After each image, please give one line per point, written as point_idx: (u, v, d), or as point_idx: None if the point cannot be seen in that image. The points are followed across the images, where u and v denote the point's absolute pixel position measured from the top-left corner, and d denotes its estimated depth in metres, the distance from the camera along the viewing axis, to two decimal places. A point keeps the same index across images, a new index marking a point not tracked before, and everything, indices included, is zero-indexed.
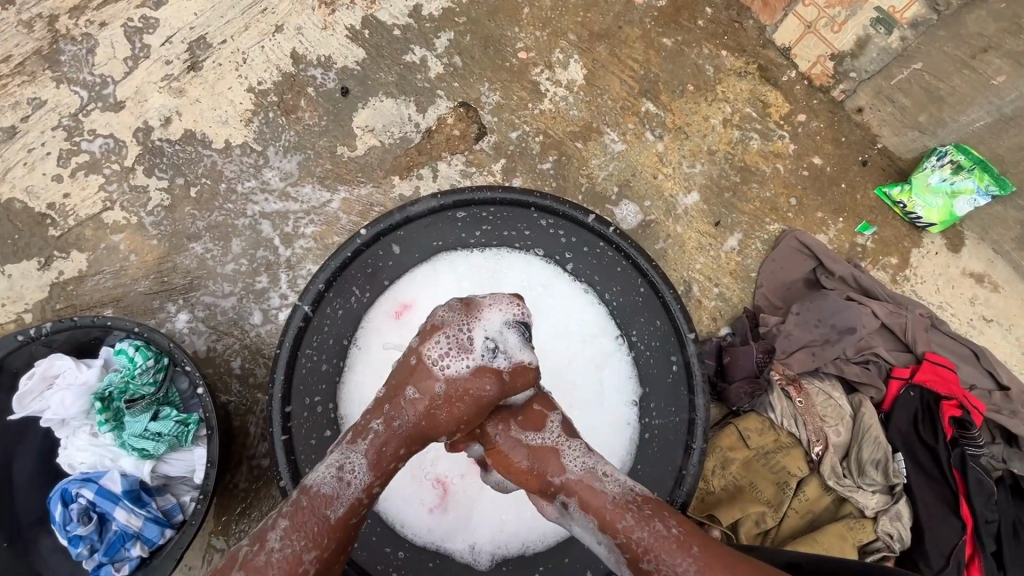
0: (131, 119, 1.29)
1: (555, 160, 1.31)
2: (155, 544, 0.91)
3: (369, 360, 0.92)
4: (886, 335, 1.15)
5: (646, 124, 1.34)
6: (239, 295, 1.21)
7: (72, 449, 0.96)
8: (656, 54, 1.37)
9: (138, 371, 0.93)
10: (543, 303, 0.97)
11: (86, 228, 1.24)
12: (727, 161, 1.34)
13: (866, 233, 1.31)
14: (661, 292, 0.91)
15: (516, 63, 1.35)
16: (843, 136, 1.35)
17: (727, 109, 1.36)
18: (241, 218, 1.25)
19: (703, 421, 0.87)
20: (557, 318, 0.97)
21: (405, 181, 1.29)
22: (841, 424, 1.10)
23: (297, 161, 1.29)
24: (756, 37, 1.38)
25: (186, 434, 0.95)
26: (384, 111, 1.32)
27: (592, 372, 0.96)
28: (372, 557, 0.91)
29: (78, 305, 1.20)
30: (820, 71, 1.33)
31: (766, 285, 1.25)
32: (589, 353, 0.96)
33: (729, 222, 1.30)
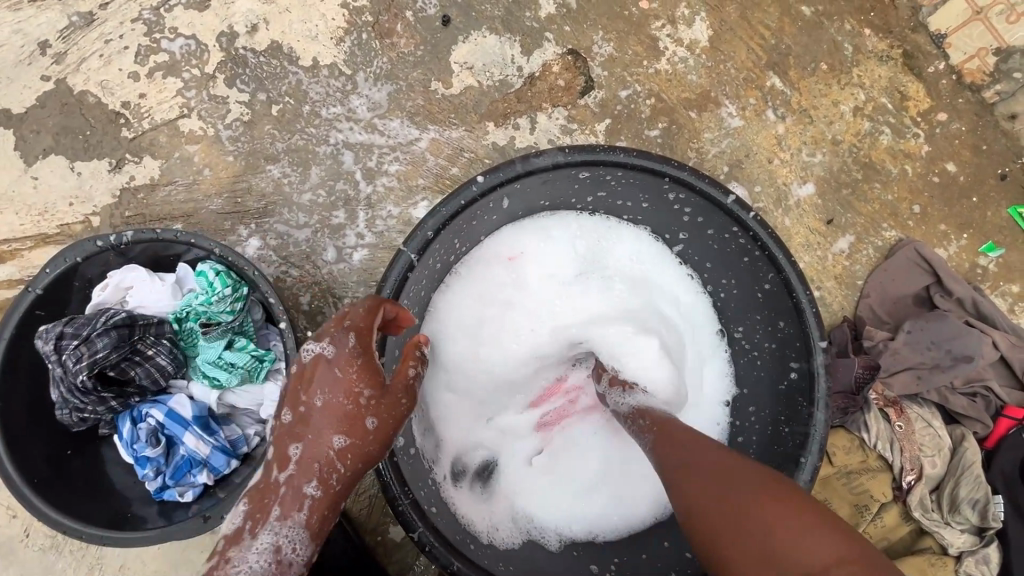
0: (215, 20, 1.19)
1: (664, 128, 1.20)
2: (222, 474, 0.88)
3: (466, 306, 0.92)
4: (1002, 369, 1.06)
5: (769, 100, 1.21)
6: (314, 227, 1.14)
7: None
8: (792, 23, 1.23)
9: (215, 298, 0.87)
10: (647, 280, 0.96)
11: (161, 133, 1.17)
12: (850, 154, 1.21)
13: (991, 255, 1.20)
14: (794, 293, 0.79)
15: (636, 13, 1.22)
16: (985, 144, 1.21)
17: (861, 96, 1.22)
18: (323, 145, 1.17)
19: (820, 437, 0.76)
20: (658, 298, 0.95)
21: (500, 129, 1.19)
22: (939, 455, 1.02)
23: (387, 91, 1.19)
24: (908, 17, 1.23)
25: (259, 370, 0.91)
26: (486, 48, 1.21)
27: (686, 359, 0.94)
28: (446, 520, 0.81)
29: (148, 215, 1.14)
30: (977, 66, 1.20)
31: (873, 296, 1.15)
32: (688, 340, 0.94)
33: (843, 221, 1.19)
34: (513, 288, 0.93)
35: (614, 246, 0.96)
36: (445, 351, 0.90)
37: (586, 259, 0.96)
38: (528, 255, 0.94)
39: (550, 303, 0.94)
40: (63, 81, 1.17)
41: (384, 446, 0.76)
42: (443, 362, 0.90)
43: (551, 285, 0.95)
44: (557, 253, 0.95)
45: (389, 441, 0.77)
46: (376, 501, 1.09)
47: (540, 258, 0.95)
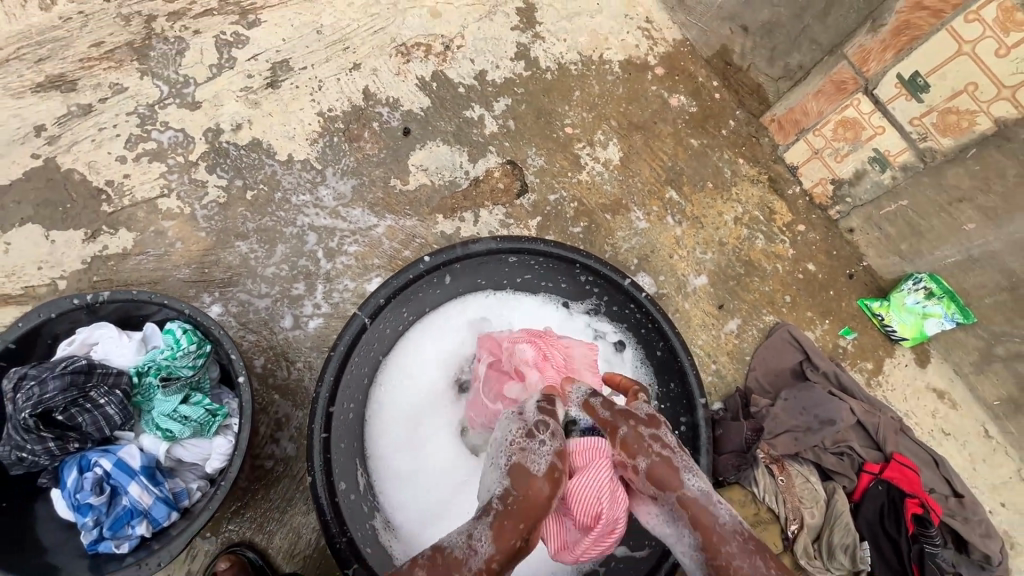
0: (204, 119, 1.38)
1: (585, 226, 1.45)
2: (160, 526, 0.91)
3: (409, 365, 1.07)
4: (861, 432, 1.27)
5: (668, 208, 1.50)
6: (274, 297, 1.26)
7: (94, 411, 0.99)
8: (684, 151, 1.56)
9: (179, 353, 0.96)
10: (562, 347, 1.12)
11: (139, 209, 1.29)
12: (734, 254, 1.49)
13: (848, 337, 1.47)
14: (679, 358, 0.99)
15: (562, 136, 1.52)
16: (834, 250, 1.53)
17: (739, 208, 1.54)
18: (290, 227, 1.33)
19: (704, 480, 0.93)
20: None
21: (448, 220, 1.40)
22: (817, 507, 1.19)
23: (352, 185, 1.39)
24: (769, 153, 1.58)
25: (211, 424, 0.98)
26: (439, 154, 1.45)
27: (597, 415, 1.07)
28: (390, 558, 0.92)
29: (115, 281, 1.23)
30: (821, 190, 1.53)
31: (758, 369, 1.37)
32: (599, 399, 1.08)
33: (731, 307, 1.44)
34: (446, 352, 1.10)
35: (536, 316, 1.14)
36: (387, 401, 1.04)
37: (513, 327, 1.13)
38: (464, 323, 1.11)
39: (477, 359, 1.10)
40: (53, 160, 1.30)
41: (328, 488, 0.84)
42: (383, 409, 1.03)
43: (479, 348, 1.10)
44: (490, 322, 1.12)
45: (332, 485, 0.86)
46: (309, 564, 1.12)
47: (474, 324, 1.11)
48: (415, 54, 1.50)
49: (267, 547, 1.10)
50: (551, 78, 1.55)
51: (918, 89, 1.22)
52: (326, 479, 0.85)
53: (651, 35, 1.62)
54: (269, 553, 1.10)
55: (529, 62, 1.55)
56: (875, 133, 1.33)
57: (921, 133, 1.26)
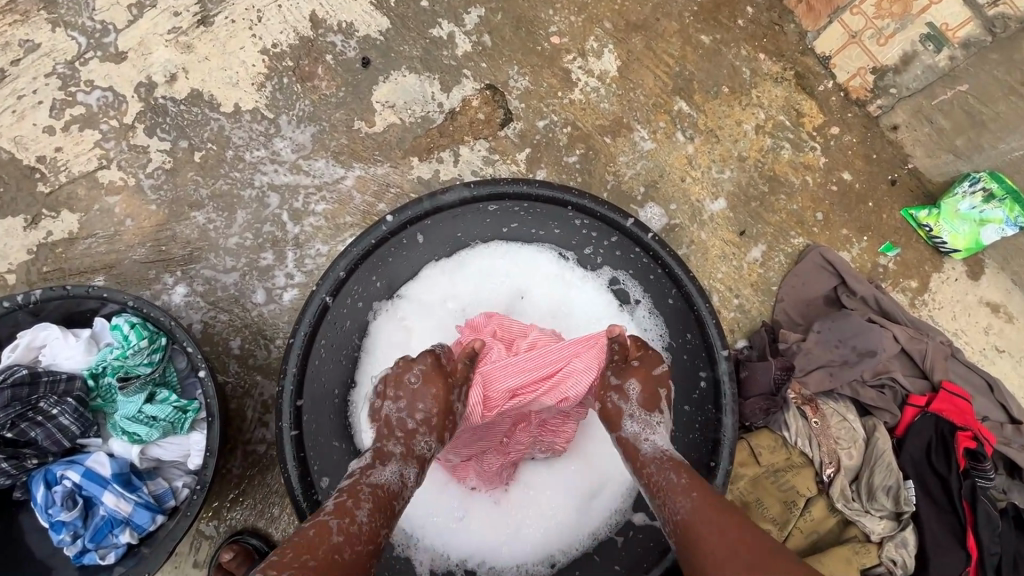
0: (134, 72, 1.20)
1: (582, 154, 1.26)
2: (146, 531, 0.86)
3: (397, 330, 0.92)
4: (904, 360, 1.14)
5: (678, 123, 1.29)
6: (242, 271, 1.15)
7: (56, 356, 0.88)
8: (694, 51, 1.32)
9: (130, 351, 0.86)
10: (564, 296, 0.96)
11: (79, 186, 1.15)
12: (756, 169, 1.30)
13: (889, 254, 1.29)
14: (695, 305, 0.86)
15: (548, 47, 1.29)
16: (874, 153, 1.32)
17: (761, 114, 1.32)
18: (248, 189, 1.18)
19: (730, 441, 0.82)
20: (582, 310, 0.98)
21: (425, 163, 1.22)
22: (854, 447, 1.08)
23: (311, 133, 1.21)
24: (796, 42, 1.33)
25: (182, 421, 0.90)
26: (406, 86, 1.25)
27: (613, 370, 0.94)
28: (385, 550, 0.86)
29: (67, 270, 1.12)
30: (859, 83, 1.29)
31: (787, 300, 1.22)
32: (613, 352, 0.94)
33: (754, 232, 1.27)
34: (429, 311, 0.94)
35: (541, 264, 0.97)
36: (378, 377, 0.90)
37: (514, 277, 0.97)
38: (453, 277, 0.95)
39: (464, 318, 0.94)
40: None
41: (307, 488, 0.77)
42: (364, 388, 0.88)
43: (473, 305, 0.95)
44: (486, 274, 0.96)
45: (312, 482, 0.79)
46: None
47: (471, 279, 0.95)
48: None
49: (271, 532, 1.06)
50: None
51: None
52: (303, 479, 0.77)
53: None
54: (275, 538, 1.06)
55: None
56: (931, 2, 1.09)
57: None
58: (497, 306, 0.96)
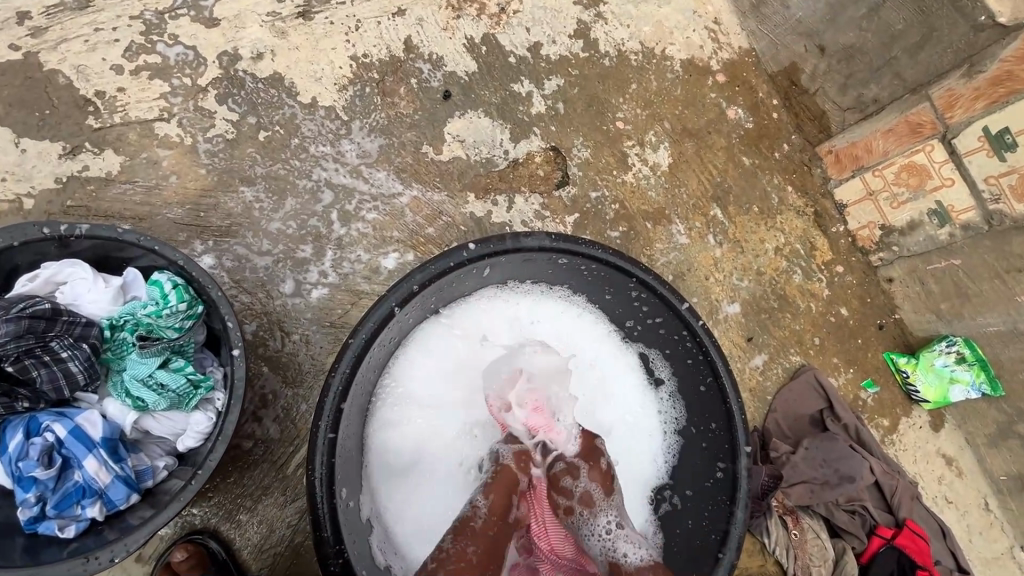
0: (221, 39, 1.19)
1: (623, 232, 1.34)
2: (115, 509, 0.77)
3: (432, 354, 0.96)
4: (876, 492, 1.22)
5: (711, 227, 1.40)
6: (276, 257, 1.12)
7: (78, 288, 0.82)
8: (735, 168, 1.46)
9: (166, 311, 0.81)
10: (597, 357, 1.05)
11: (131, 130, 1.11)
12: (770, 286, 1.41)
13: (869, 389, 1.41)
14: (728, 398, 0.90)
15: (612, 130, 1.39)
16: (868, 297, 1.47)
17: (781, 238, 1.45)
18: (303, 179, 1.17)
19: (737, 536, 0.84)
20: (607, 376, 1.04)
21: (480, 202, 1.26)
22: (824, 566, 1.13)
23: (379, 144, 1.24)
24: (820, 185, 1.50)
25: (191, 397, 0.83)
26: (478, 127, 1.31)
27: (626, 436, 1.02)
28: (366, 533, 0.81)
29: (93, 210, 1.07)
30: (867, 234, 1.45)
31: (779, 412, 1.30)
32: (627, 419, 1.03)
33: (760, 341, 1.37)
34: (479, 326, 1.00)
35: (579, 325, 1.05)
36: (399, 399, 0.92)
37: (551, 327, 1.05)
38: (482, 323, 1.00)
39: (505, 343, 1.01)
40: (35, 55, 1.11)
41: (329, 487, 0.74)
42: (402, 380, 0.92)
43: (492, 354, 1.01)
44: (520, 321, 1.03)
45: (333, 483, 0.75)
46: (279, 561, 0.99)
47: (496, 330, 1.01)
48: (467, 10, 1.34)
49: (234, 538, 0.97)
50: (609, 64, 1.42)
51: (1003, 146, 1.16)
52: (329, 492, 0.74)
53: (718, 38, 1.49)
54: (236, 545, 0.97)
55: (588, 42, 1.41)
56: (943, 184, 1.27)
57: (994, 193, 1.21)
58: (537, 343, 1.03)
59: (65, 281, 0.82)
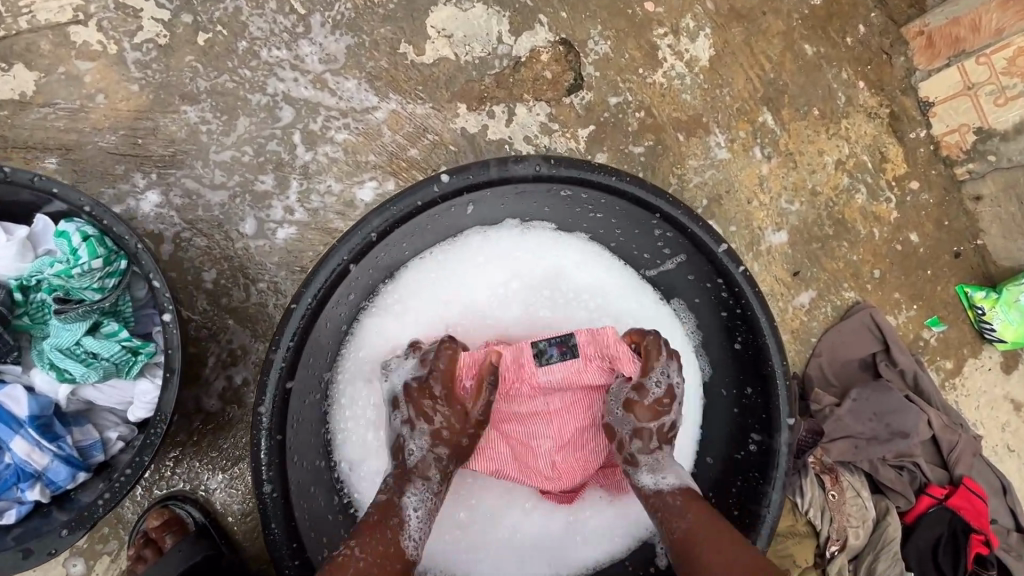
0: None
1: (650, 146, 1.10)
2: (62, 490, 0.70)
3: (430, 281, 0.81)
4: (930, 446, 1.08)
5: (758, 137, 1.15)
6: (232, 191, 0.95)
7: None
8: (793, 60, 1.17)
9: (77, 269, 0.67)
10: (627, 305, 0.83)
11: (42, 38, 0.91)
12: (826, 208, 1.18)
13: (934, 329, 1.21)
14: (769, 361, 0.73)
15: (639, 13, 1.11)
16: (947, 219, 1.22)
17: (845, 149, 1.19)
18: (256, 93, 0.97)
19: (770, 524, 0.71)
20: (644, 327, 0.83)
21: (472, 114, 1.04)
22: (863, 527, 1.01)
23: (346, 44, 1.00)
24: (901, 78, 1.20)
25: (130, 365, 0.72)
26: (470, 17, 1.05)
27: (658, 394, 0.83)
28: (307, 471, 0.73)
29: (11, 140, 0.90)
30: (955, 140, 1.18)
31: (824, 356, 1.13)
32: (659, 382, 0.82)
33: (808, 275, 1.16)
34: (489, 249, 0.81)
35: (603, 264, 0.83)
36: (383, 328, 0.79)
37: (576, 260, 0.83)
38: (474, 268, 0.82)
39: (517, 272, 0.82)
40: None
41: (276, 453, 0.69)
42: (388, 306, 0.79)
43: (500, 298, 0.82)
44: (547, 242, 0.82)
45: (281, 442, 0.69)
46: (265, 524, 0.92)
47: (488, 278, 0.82)
48: None
49: (211, 502, 0.90)
50: None
51: None
52: (280, 481, 0.69)
53: None
54: (214, 509, 0.90)
55: None
56: None
57: None
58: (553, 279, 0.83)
59: None
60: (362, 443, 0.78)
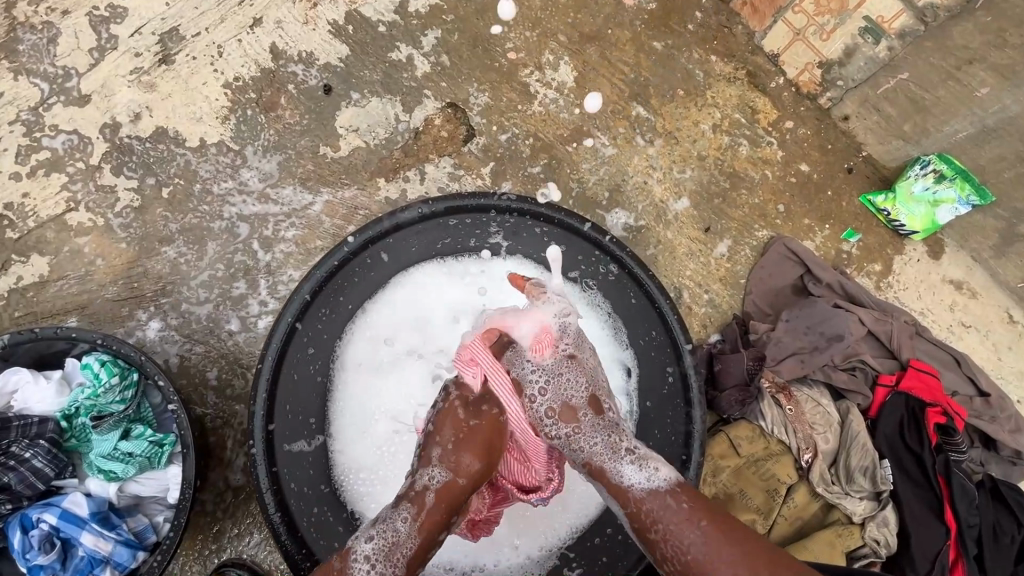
0: (98, 114, 1.21)
1: (545, 164, 1.29)
2: (128, 569, 0.85)
3: (379, 325, 0.96)
4: (872, 342, 1.17)
5: (637, 128, 1.33)
6: (215, 301, 1.15)
7: (25, 390, 0.88)
8: (647, 57, 1.35)
9: (101, 389, 0.86)
10: (542, 298, 1.00)
11: (48, 230, 1.16)
12: (716, 167, 1.33)
13: (851, 240, 1.33)
14: (657, 303, 0.91)
15: (505, 63, 1.32)
16: (829, 143, 1.35)
17: (717, 114, 1.35)
18: (217, 221, 1.19)
19: (700, 433, 0.88)
20: None
21: (391, 183, 1.25)
22: (829, 431, 1.11)
23: (277, 162, 1.23)
24: (745, 43, 1.36)
25: (159, 455, 0.90)
26: (370, 110, 1.27)
27: (589, 361, 0.98)
28: (310, 498, 0.88)
29: (39, 313, 1.13)
30: (808, 78, 1.33)
31: (755, 292, 1.26)
32: None
33: (719, 228, 1.30)
34: (417, 286, 0.98)
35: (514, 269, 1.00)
36: (350, 375, 0.94)
37: (492, 273, 1.00)
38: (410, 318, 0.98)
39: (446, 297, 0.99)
40: None
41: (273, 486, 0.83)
42: (347, 358, 0.94)
43: (445, 324, 0.98)
44: (464, 268, 0.99)
45: (277, 473, 0.84)
46: None
47: (425, 312, 0.98)
48: None
49: (260, 561, 1.06)
50: None
51: None
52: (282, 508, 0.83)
53: None
54: (263, 567, 1.06)
55: None
56: None
57: None
58: (477, 294, 0.99)
59: (13, 384, 0.88)
60: (359, 469, 0.92)
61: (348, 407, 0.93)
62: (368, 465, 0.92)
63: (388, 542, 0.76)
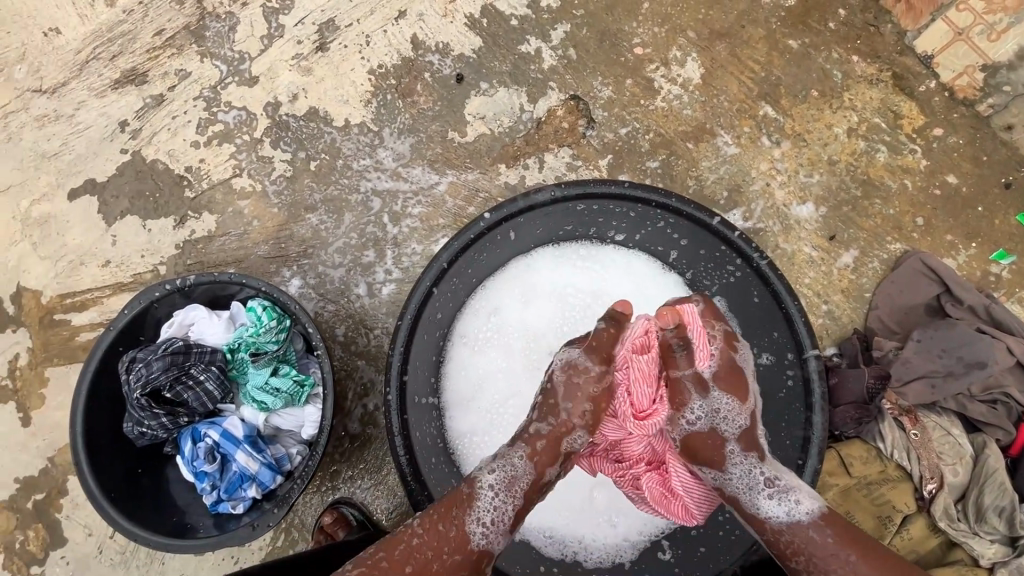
0: (263, 93, 1.37)
1: (664, 159, 1.29)
2: (268, 488, 0.98)
3: (498, 298, 1.02)
4: (1020, 374, 1.07)
5: (763, 128, 1.29)
6: (347, 266, 1.27)
7: (200, 323, 1.02)
8: (780, 56, 1.30)
9: (262, 329, 0.99)
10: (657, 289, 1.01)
11: (217, 192, 1.34)
12: (848, 173, 1.26)
13: (1002, 262, 1.21)
14: (784, 303, 0.90)
15: (631, 58, 1.33)
16: (984, 155, 1.24)
17: (854, 117, 1.27)
18: (354, 194, 1.31)
19: (819, 440, 0.87)
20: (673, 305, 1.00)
21: (512, 170, 1.31)
22: (960, 464, 1.03)
23: (410, 143, 1.33)
24: (894, 42, 1.27)
25: (300, 394, 1.02)
26: (497, 99, 1.34)
27: None
28: (426, 449, 0.95)
29: (206, 263, 1.31)
30: (966, 82, 1.23)
31: (882, 308, 1.18)
32: None
33: (845, 237, 1.24)
34: (537, 265, 1.02)
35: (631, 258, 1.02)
36: (469, 342, 1.01)
37: (609, 260, 1.02)
38: (525, 296, 1.02)
39: (563, 279, 1.02)
40: (138, 153, 1.36)
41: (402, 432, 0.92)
42: (468, 326, 1.01)
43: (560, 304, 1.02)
44: (583, 253, 1.03)
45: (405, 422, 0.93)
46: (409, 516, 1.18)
47: (541, 290, 1.02)
48: None
49: (369, 503, 1.17)
50: None
51: None
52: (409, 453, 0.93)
53: None
54: (371, 510, 1.16)
55: None
56: None
57: None
58: (592, 279, 1.02)
59: (190, 318, 1.03)
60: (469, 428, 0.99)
61: (465, 371, 1.00)
62: (478, 426, 0.99)
63: (509, 505, 0.84)
